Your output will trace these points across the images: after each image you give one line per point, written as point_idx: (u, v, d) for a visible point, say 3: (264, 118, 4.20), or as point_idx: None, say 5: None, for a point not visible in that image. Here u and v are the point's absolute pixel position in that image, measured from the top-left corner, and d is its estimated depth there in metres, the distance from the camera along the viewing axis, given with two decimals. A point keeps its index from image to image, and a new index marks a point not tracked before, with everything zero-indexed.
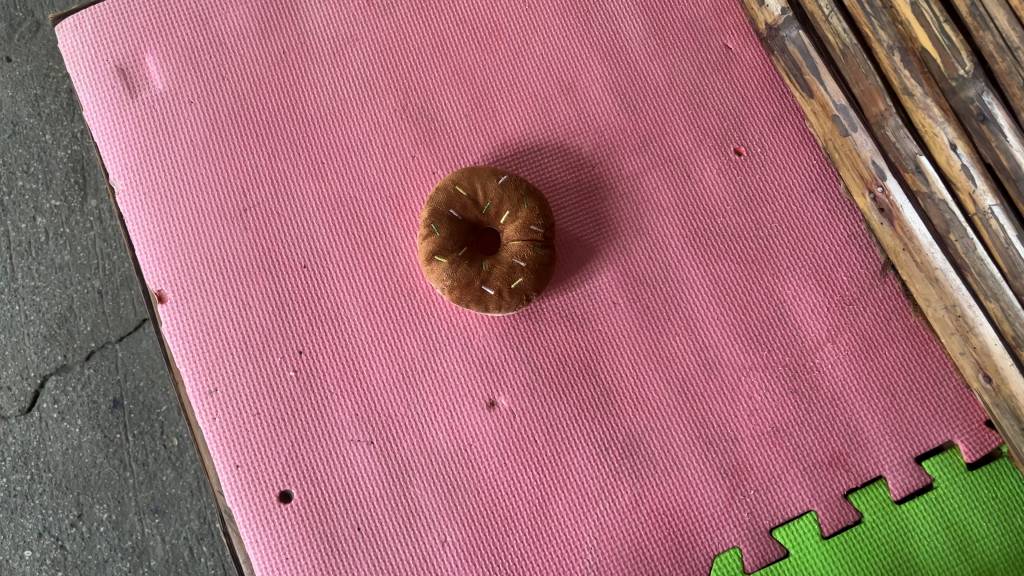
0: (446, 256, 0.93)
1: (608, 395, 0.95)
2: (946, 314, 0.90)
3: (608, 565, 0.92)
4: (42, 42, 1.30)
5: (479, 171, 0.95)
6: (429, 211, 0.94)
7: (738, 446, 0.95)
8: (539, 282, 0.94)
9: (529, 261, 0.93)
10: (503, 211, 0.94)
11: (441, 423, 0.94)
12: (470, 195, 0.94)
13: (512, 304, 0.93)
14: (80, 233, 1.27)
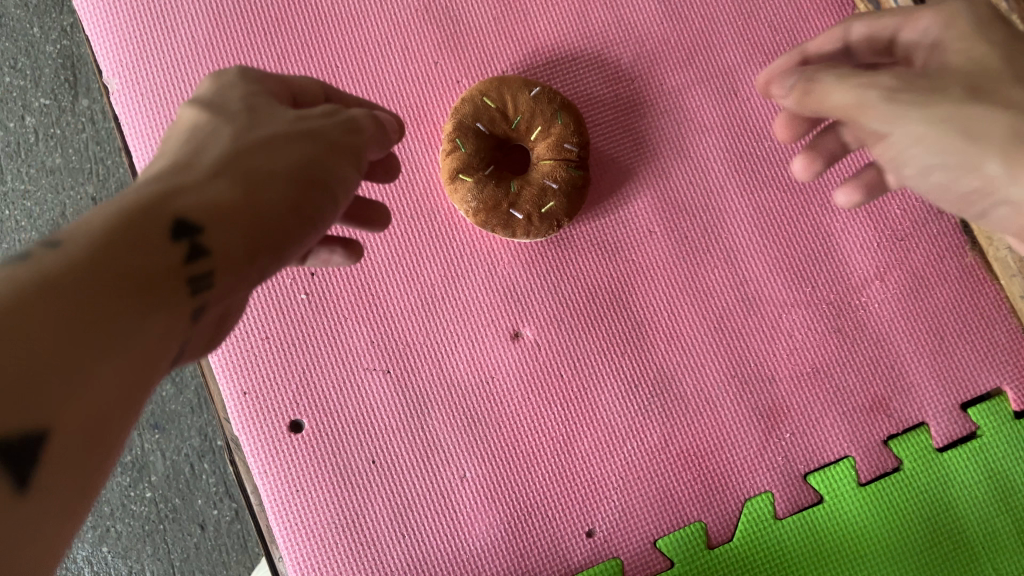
0: (472, 175, 0.86)
1: (641, 329, 0.89)
2: (1009, 255, 0.88)
3: (634, 506, 0.87)
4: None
5: (510, 81, 0.87)
6: (454, 123, 0.86)
7: (775, 386, 0.89)
8: (571, 207, 0.87)
9: (561, 182, 0.86)
10: (535, 127, 0.87)
11: (463, 354, 0.88)
12: (499, 107, 0.86)
13: (541, 230, 0.86)
14: (72, 135, 1.18)
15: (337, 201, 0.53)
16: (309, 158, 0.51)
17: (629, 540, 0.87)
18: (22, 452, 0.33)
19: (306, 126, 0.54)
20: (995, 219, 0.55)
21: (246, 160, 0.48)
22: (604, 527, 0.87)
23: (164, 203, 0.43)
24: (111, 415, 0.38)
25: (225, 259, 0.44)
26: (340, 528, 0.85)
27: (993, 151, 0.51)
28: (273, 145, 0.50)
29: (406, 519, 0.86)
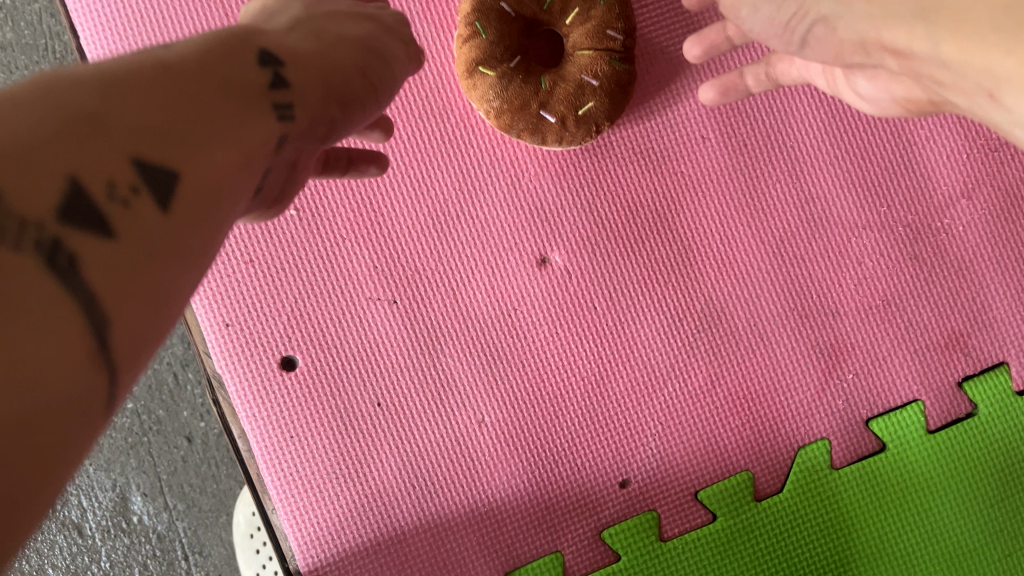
0: (494, 68, 0.71)
1: (687, 254, 0.77)
2: None
3: (674, 455, 0.77)
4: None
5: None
6: (472, 4, 0.71)
7: (839, 321, 0.78)
8: (614, 108, 0.72)
9: (603, 78, 0.71)
10: (572, 9, 0.71)
11: (481, 281, 0.76)
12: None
13: (576, 137, 0.72)
14: (22, 5, 1.00)
15: (390, 81, 0.51)
16: (356, 41, 0.48)
17: (667, 492, 0.77)
18: (157, 177, 0.31)
19: (356, 12, 0.52)
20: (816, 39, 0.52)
21: (317, 22, 0.48)
22: (640, 477, 0.77)
23: (250, 37, 0.41)
24: (223, 181, 0.34)
25: (307, 87, 0.41)
26: (341, 478, 0.75)
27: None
28: (330, 21, 0.49)
29: (416, 467, 0.76)
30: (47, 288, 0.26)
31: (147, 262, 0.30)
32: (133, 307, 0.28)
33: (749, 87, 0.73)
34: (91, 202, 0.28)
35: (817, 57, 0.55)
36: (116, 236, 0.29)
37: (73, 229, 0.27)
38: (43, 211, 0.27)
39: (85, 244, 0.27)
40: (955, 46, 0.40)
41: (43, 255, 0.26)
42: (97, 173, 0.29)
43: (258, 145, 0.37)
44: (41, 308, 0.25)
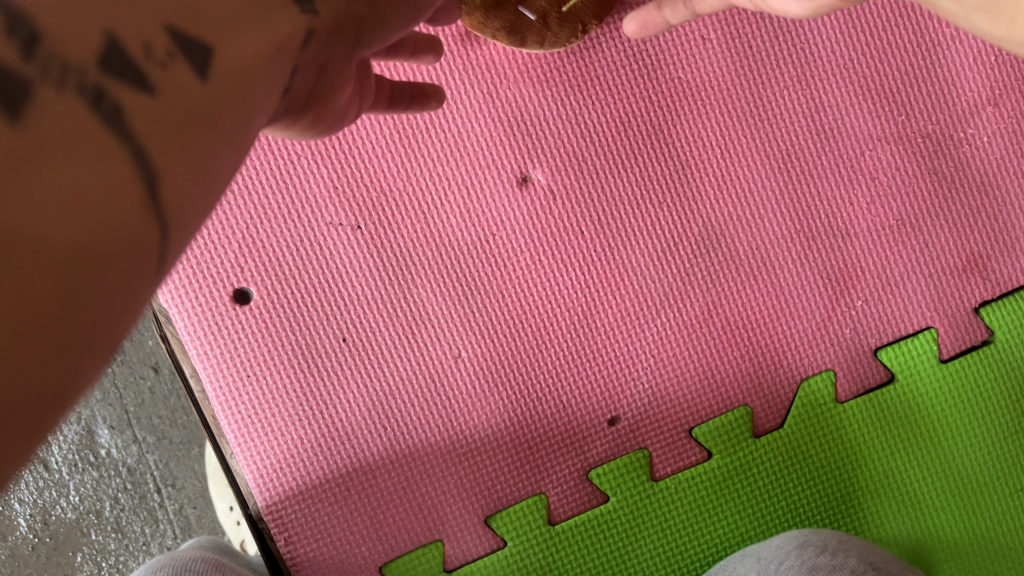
0: None
1: (684, 170, 0.69)
2: None
3: (669, 391, 0.71)
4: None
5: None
6: None
7: (849, 243, 0.71)
8: (601, 3, 0.65)
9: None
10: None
11: (456, 202, 0.68)
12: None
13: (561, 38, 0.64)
14: None
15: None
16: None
17: (660, 429, 0.71)
18: (191, 45, 0.29)
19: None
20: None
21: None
22: (630, 414, 0.71)
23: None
24: (256, 63, 0.32)
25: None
26: (305, 420, 0.69)
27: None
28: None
29: (387, 406, 0.70)
30: (92, 128, 0.25)
31: (187, 124, 0.28)
32: (173, 166, 0.27)
33: (667, 22, 0.64)
34: (131, 63, 0.27)
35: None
36: (156, 92, 0.27)
37: (115, 79, 0.26)
38: (83, 60, 0.26)
39: (127, 95, 0.26)
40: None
41: (86, 100, 0.25)
42: (133, 33, 0.28)
43: (291, 37, 0.35)
44: (85, 145, 0.24)
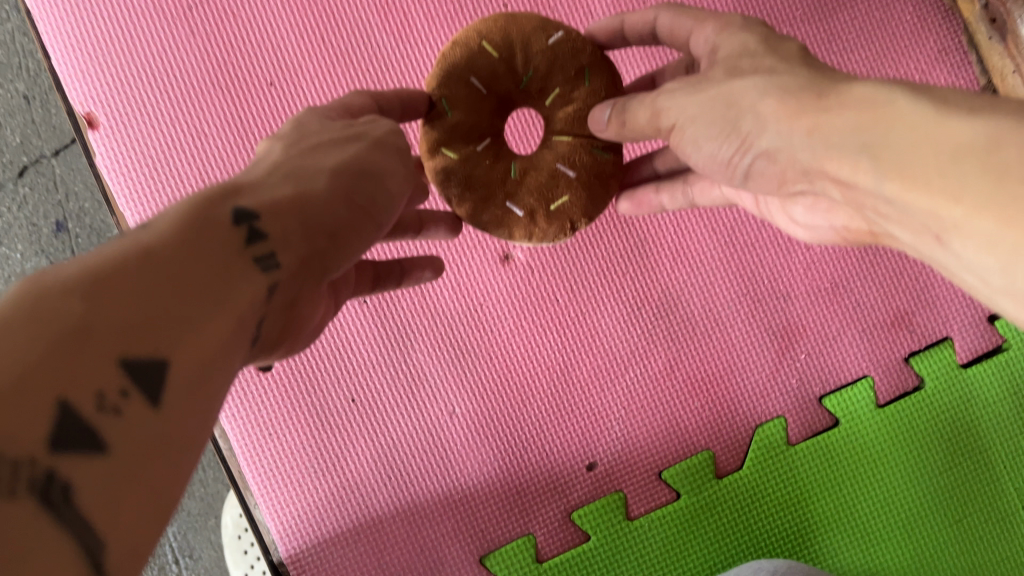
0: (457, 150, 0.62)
1: (644, 244, 0.81)
2: None
3: (639, 437, 0.81)
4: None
5: (521, 20, 0.62)
6: (438, 76, 0.62)
7: (791, 303, 0.82)
8: (592, 204, 0.63)
9: (579, 169, 0.62)
10: (551, 89, 0.62)
11: (447, 278, 0.79)
12: (503, 57, 0.62)
13: (545, 235, 0.63)
14: None
15: (393, 201, 0.48)
16: (360, 170, 0.46)
17: (633, 472, 0.80)
18: (144, 374, 0.30)
19: (351, 131, 0.49)
20: (757, 174, 0.51)
21: (298, 160, 0.45)
22: (606, 460, 0.80)
23: (237, 189, 0.40)
24: (214, 355, 0.34)
25: (292, 228, 0.40)
26: (319, 472, 0.78)
27: (752, 107, 0.48)
28: (314, 155, 0.45)
29: (391, 459, 0.79)
30: (36, 525, 0.26)
31: (143, 465, 0.30)
32: (121, 519, 0.28)
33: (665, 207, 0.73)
34: (84, 421, 0.28)
35: (757, 185, 0.52)
36: (105, 448, 0.29)
37: (65, 454, 0.28)
38: (31, 446, 0.27)
39: (78, 468, 0.28)
40: (899, 187, 0.39)
41: (34, 497, 0.26)
42: (83, 390, 0.29)
43: (250, 304, 0.37)
44: (32, 546, 0.26)
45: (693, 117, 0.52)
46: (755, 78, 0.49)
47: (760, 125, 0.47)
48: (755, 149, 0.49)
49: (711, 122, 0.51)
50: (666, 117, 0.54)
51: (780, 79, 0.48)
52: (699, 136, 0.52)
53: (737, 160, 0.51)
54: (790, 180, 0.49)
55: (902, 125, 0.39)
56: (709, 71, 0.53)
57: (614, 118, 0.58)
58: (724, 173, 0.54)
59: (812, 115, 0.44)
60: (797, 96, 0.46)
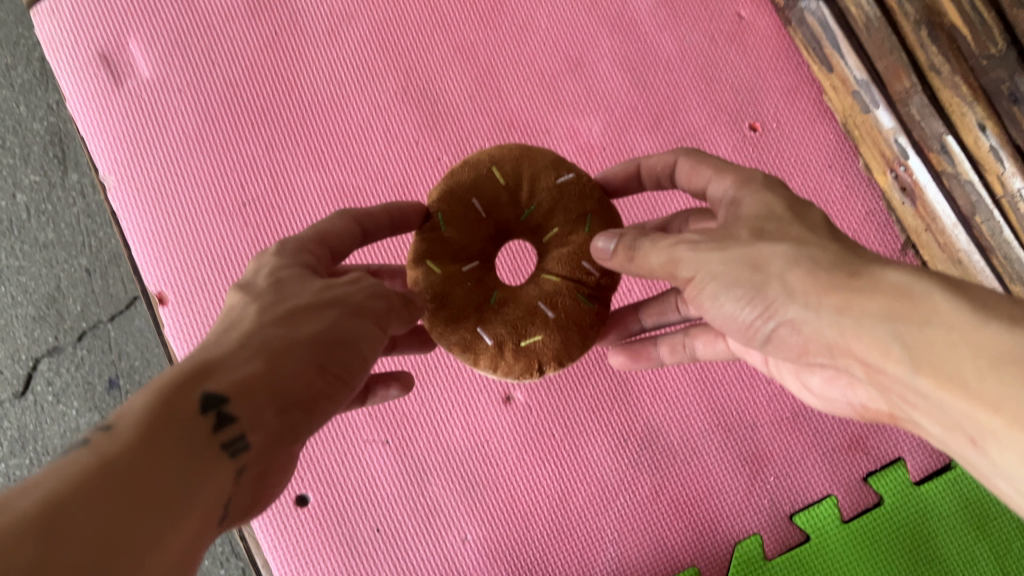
0: (443, 264, 0.68)
1: (626, 384, 0.94)
2: (936, 242, 0.93)
3: (631, 557, 0.91)
4: (7, 5, 1.21)
5: (537, 157, 0.71)
6: (445, 193, 0.69)
7: (757, 432, 0.94)
8: (563, 347, 0.67)
9: (559, 311, 0.67)
10: (551, 227, 0.69)
11: (458, 420, 0.92)
12: (508, 185, 0.70)
13: (511, 369, 0.67)
14: (63, 209, 1.20)
15: (365, 363, 0.54)
16: (341, 340, 0.52)
17: None
18: None
19: (330, 296, 0.54)
20: (777, 340, 0.57)
21: (273, 330, 0.50)
22: None
23: (205, 368, 0.46)
24: (175, 556, 0.39)
25: (256, 407, 0.46)
26: None
27: (778, 275, 0.53)
28: (292, 322, 0.51)
29: None
30: None
31: None
32: None
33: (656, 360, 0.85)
34: None
35: (777, 352, 0.59)
36: None
37: None
38: None
39: None
40: (935, 381, 0.45)
41: None
42: None
43: (215, 489, 0.43)
44: None
45: (713, 272, 0.56)
46: (777, 246, 0.54)
47: (789, 294, 0.53)
48: (778, 318, 0.55)
49: (733, 280, 0.55)
50: (686, 268, 0.57)
51: (808, 252, 0.53)
52: (716, 289, 0.57)
53: (758, 327, 0.57)
54: (809, 351, 0.55)
55: (939, 324, 0.45)
56: (731, 229, 0.58)
57: (621, 249, 0.62)
58: (741, 334, 0.60)
59: (841, 295, 0.50)
60: (830, 275, 0.51)
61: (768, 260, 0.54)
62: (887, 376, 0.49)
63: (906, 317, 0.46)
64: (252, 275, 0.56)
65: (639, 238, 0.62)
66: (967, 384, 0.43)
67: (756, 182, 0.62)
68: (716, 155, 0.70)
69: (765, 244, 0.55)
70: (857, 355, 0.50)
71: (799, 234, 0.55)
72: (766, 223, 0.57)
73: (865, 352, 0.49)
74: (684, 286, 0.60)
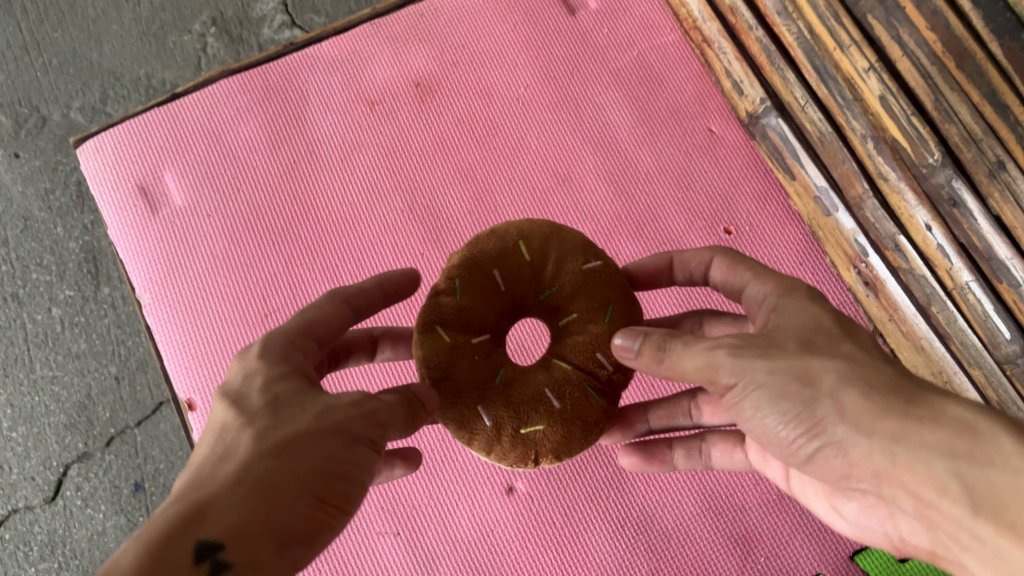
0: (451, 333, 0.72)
1: (622, 473, 1.00)
2: (899, 330, 1.01)
3: None
4: (49, 137, 1.34)
5: (568, 239, 0.76)
6: (473, 262, 0.74)
7: (746, 514, 1.00)
8: (562, 442, 0.71)
9: (564, 403, 0.71)
10: (570, 313, 0.74)
11: (464, 511, 0.99)
12: (533, 263, 0.75)
13: (506, 455, 0.71)
14: (96, 320, 1.30)
15: (362, 486, 0.57)
16: (342, 470, 0.55)
17: None
18: None
19: (329, 422, 0.55)
20: (820, 460, 0.58)
21: (268, 464, 0.52)
22: None
23: (198, 512, 0.48)
24: None
25: (253, 544, 0.48)
26: None
27: (830, 393, 0.55)
28: (292, 451, 0.53)
29: None
30: None
31: None
32: None
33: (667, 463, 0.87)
34: None
35: (813, 472, 0.60)
36: None
37: None
38: None
39: None
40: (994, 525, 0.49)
41: None
42: None
43: None
44: None
45: (758, 380, 0.57)
46: (827, 363, 0.57)
47: (841, 414, 0.55)
48: (824, 436, 0.56)
49: (781, 391, 0.56)
50: (728, 373, 0.57)
51: (859, 370, 0.56)
52: (757, 396, 0.57)
53: (797, 443, 0.59)
54: (849, 474, 0.57)
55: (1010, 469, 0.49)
56: (778, 337, 0.59)
57: (650, 346, 0.62)
58: (774, 447, 0.60)
59: (898, 424, 0.53)
60: (886, 404, 0.54)
61: (818, 375, 0.56)
62: (938, 512, 0.52)
63: (965, 458, 0.50)
64: (245, 385, 0.58)
65: (668, 339, 0.62)
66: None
67: (796, 292, 0.65)
68: (751, 258, 0.74)
69: (815, 358, 0.57)
70: (908, 488, 0.53)
71: (848, 351, 0.58)
72: (813, 337, 0.59)
73: (920, 486, 0.52)
74: (714, 389, 0.60)
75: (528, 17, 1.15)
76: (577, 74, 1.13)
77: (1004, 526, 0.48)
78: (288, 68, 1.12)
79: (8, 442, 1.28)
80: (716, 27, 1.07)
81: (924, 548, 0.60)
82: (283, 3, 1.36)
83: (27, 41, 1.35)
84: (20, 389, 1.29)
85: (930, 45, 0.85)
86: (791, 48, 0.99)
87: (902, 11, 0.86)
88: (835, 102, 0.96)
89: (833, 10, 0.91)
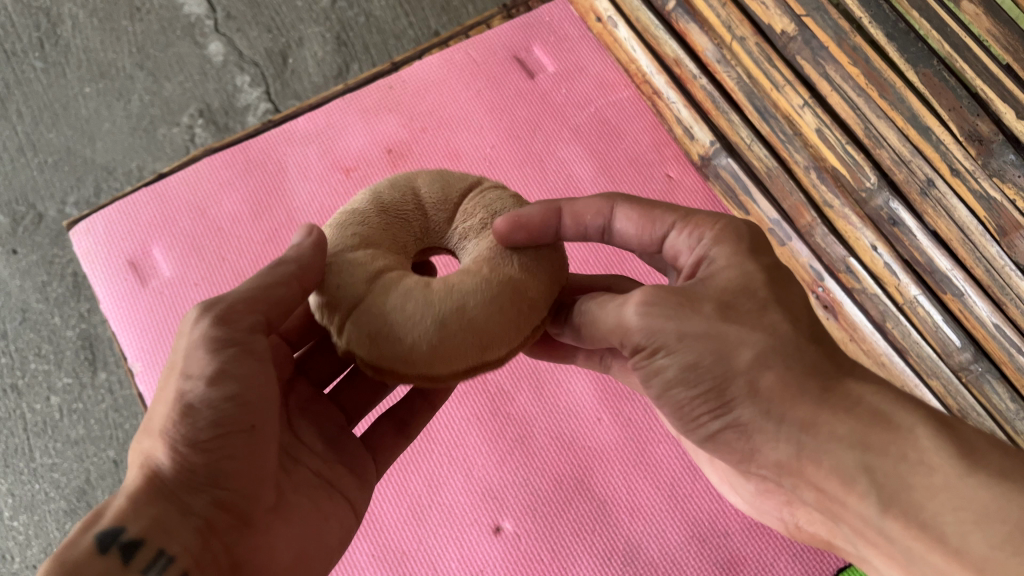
0: None
1: (606, 507, 1.03)
2: (858, 348, 1.05)
3: None
4: (45, 232, 1.40)
5: (530, 270, 0.66)
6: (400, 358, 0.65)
7: (730, 539, 1.02)
8: None
9: None
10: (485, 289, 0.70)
11: (453, 553, 1.01)
12: None
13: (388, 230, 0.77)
14: (93, 406, 1.34)
15: (257, 380, 0.56)
16: (235, 373, 0.55)
17: None
18: None
19: (174, 368, 0.56)
20: (722, 439, 0.61)
21: (147, 446, 0.54)
22: None
23: (95, 517, 0.51)
24: None
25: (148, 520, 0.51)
26: None
27: (745, 373, 0.57)
28: (152, 421, 0.55)
29: None
30: None
31: None
32: None
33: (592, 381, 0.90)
34: None
35: (715, 449, 0.63)
36: None
37: None
38: None
39: None
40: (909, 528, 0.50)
41: None
42: None
43: None
44: None
45: (669, 347, 0.58)
46: (744, 336, 0.57)
47: (753, 394, 0.57)
48: (728, 417, 0.59)
49: (691, 362, 0.57)
50: (642, 335, 0.59)
51: (779, 348, 0.57)
52: (668, 364, 0.59)
53: (702, 418, 0.61)
54: (751, 456, 0.60)
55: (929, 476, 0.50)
56: (698, 298, 0.59)
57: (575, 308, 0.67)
58: (676, 416, 0.63)
59: (808, 411, 0.55)
60: (801, 389, 0.56)
61: (732, 350, 0.57)
62: (842, 506, 0.54)
63: (875, 452, 0.52)
64: None
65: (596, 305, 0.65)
66: (947, 537, 0.48)
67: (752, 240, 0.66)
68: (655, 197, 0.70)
69: (733, 328, 0.57)
70: (813, 481, 0.56)
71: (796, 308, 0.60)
72: (738, 301, 0.59)
73: (827, 482, 0.54)
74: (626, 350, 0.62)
75: (491, 81, 1.22)
76: (539, 132, 1.19)
77: (913, 527, 0.50)
78: (267, 144, 1.20)
79: (9, 532, 1.29)
80: (664, 78, 1.14)
81: (818, 535, 0.63)
82: (267, 92, 1.44)
83: (23, 143, 1.43)
84: (20, 478, 1.31)
85: (854, 78, 0.91)
86: (732, 92, 1.06)
87: (826, 50, 0.93)
88: (776, 137, 1.03)
89: (766, 54, 0.99)
